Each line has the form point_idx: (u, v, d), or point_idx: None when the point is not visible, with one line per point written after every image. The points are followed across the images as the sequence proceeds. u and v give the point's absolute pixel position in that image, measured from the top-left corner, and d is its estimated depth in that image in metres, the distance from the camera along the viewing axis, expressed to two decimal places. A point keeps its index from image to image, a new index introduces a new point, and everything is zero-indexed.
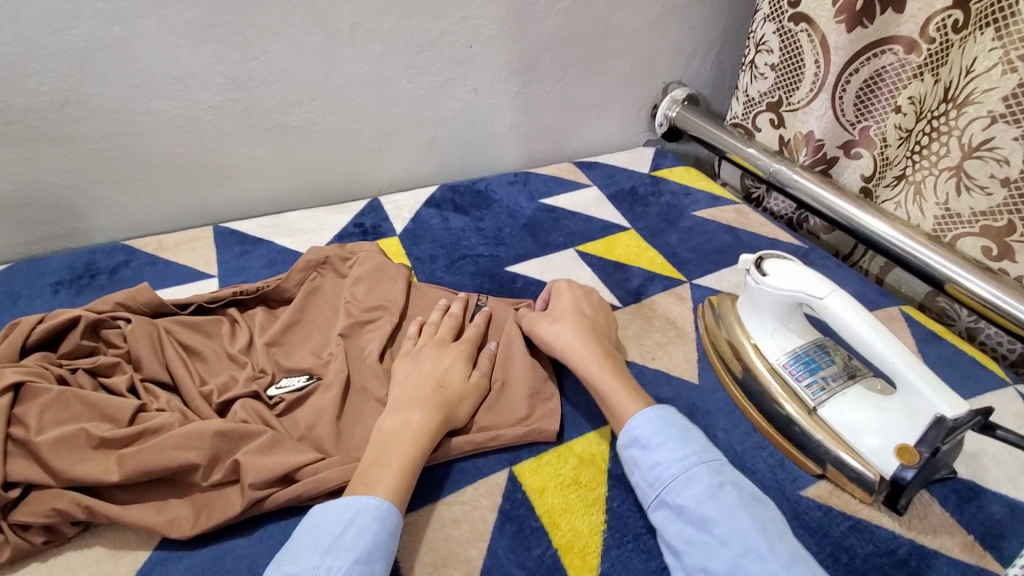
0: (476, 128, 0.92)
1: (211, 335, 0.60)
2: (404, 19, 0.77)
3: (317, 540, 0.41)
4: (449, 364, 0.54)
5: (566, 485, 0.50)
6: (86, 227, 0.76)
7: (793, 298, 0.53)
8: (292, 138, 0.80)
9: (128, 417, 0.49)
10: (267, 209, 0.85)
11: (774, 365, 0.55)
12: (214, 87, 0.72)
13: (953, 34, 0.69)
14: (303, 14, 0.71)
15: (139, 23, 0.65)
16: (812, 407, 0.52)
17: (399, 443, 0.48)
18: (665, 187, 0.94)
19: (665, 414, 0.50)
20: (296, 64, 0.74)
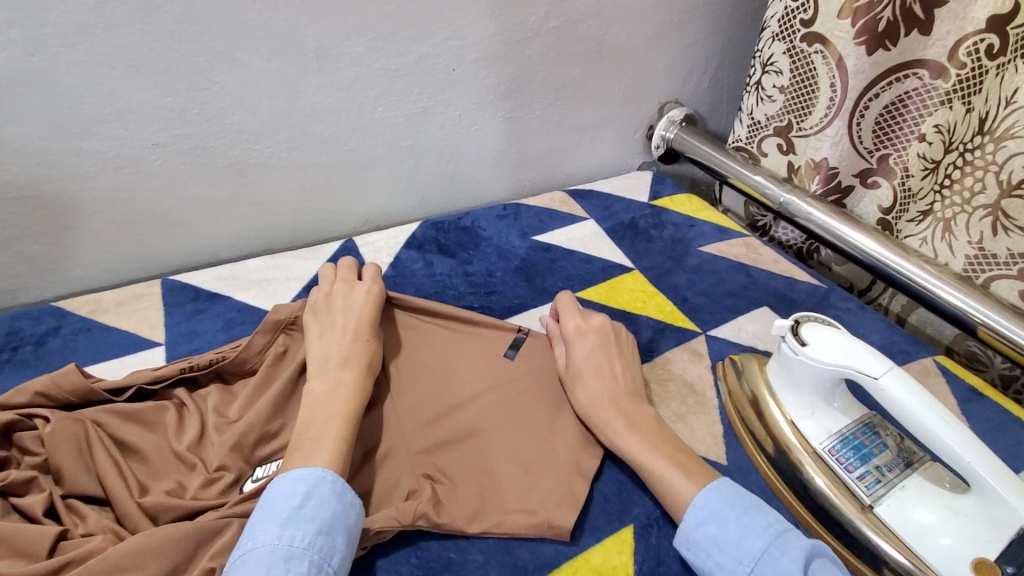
0: (461, 158, 0.84)
1: (154, 426, 0.50)
2: (378, 40, 0.68)
3: (274, 513, 0.40)
4: (365, 316, 0.56)
5: None
6: (8, 286, 0.65)
7: (838, 374, 0.46)
8: (252, 176, 0.70)
9: (47, 548, 0.40)
10: (227, 253, 0.75)
11: (820, 450, 0.48)
12: (157, 122, 0.62)
13: (988, 61, 0.63)
14: (261, 38, 0.62)
15: (63, 53, 0.55)
16: (868, 503, 0.45)
17: (336, 400, 0.48)
18: (668, 218, 0.86)
19: (729, 482, 0.47)
20: (255, 94, 0.65)
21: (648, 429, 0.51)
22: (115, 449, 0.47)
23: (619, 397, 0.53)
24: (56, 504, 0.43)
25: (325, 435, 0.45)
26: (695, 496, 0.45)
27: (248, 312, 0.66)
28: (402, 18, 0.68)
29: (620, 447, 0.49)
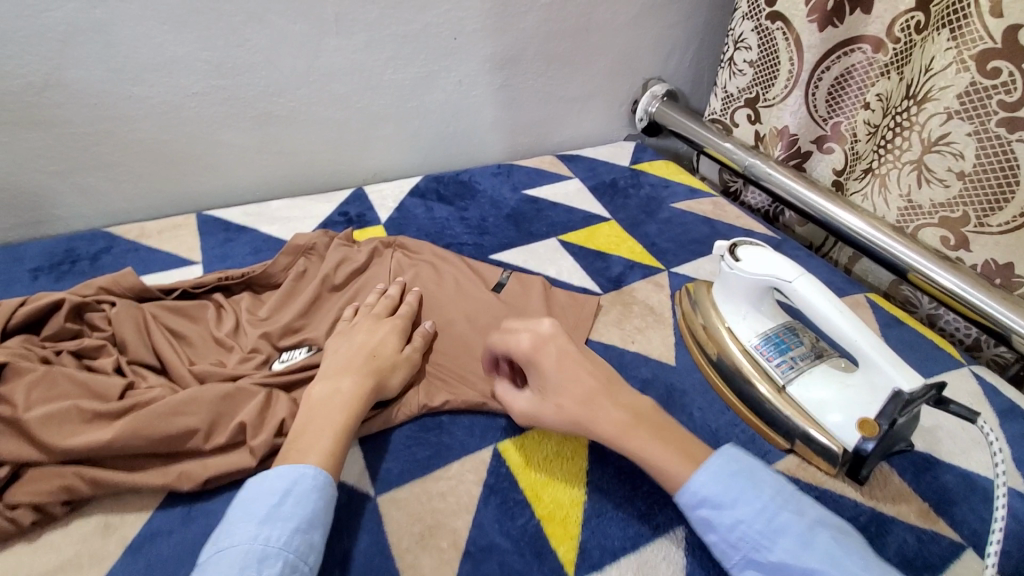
0: (460, 121, 0.93)
1: (197, 319, 0.60)
2: (388, 9, 0.78)
3: (251, 511, 0.41)
4: (381, 337, 0.55)
5: (549, 460, 0.51)
6: (64, 214, 0.75)
7: (763, 282, 0.56)
8: (276, 127, 0.80)
9: (118, 392, 0.49)
10: (253, 198, 0.85)
11: (747, 348, 0.58)
12: (197, 73, 0.72)
13: (916, 35, 0.73)
14: (288, 3, 0.72)
15: (122, 8, 0.65)
16: (782, 385, 0.55)
17: (329, 409, 0.48)
18: (645, 180, 0.96)
19: (731, 460, 0.45)
20: (281, 52, 0.75)
21: (630, 399, 0.49)
22: (167, 333, 0.57)
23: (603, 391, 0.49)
24: (122, 367, 0.53)
25: (318, 445, 0.45)
26: (690, 480, 0.44)
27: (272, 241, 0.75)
28: None
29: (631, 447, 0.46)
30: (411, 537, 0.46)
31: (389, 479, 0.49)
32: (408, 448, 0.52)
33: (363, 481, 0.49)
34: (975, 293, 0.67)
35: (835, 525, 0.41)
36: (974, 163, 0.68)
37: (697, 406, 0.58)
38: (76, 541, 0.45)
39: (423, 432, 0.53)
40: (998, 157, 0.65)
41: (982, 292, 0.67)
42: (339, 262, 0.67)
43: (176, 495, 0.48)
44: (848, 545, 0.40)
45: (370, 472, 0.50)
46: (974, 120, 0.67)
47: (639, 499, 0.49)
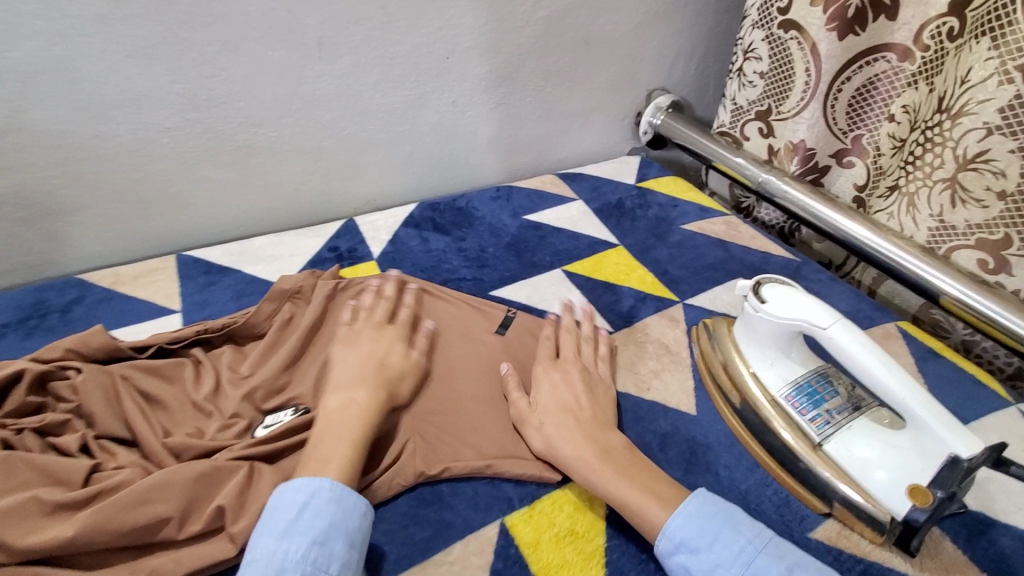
0: (456, 142, 0.88)
1: (174, 380, 0.55)
2: (375, 30, 0.73)
3: (271, 525, 0.41)
4: (386, 345, 0.55)
5: (562, 537, 0.46)
6: (36, 261, 0.70)
7: (793, 326, 0.51)
8: (259, 159, 0.75)
9: (83, 477, 0.45)
10: (237, 232, 0.80)
11: (778, 398, 0.52)
12: (171, 107, 0.67)
13: (948, 43, 0.68)
14: (267, 28, 0.67)
15: (86, 42, 0.60)
16: (819, 442, 0.49)
17: (346, 418, 0.48)
18: (652, 199, 0.91)
19: (705, 503, 0.45)
20: (261, 81, 0.70)
21: (616, 444, 0.49)
22: (140, 399, 0.52)
23: (585, 424, 0.50)
24: (89, 444, 0.48)
25: (333, 454, 0.45)
26: (666, 522, 0.44)
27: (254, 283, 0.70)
28: (397, 9, 0.73)
29: (597, 485, 0.47)
30: None
31: (385, 566, 0.44)
32: (405, 527, 0.47)
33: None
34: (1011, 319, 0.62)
35: (815, 567, 0.41)
36: (1018, 183, 0.63)
37: (722, 464, 0.52)
38: None
39: (423, 507, 0.48)
40: None
41: (1023, 320, 0.62)
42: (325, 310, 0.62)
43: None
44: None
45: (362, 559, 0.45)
46: (1017, 137, 0.62)
47: None
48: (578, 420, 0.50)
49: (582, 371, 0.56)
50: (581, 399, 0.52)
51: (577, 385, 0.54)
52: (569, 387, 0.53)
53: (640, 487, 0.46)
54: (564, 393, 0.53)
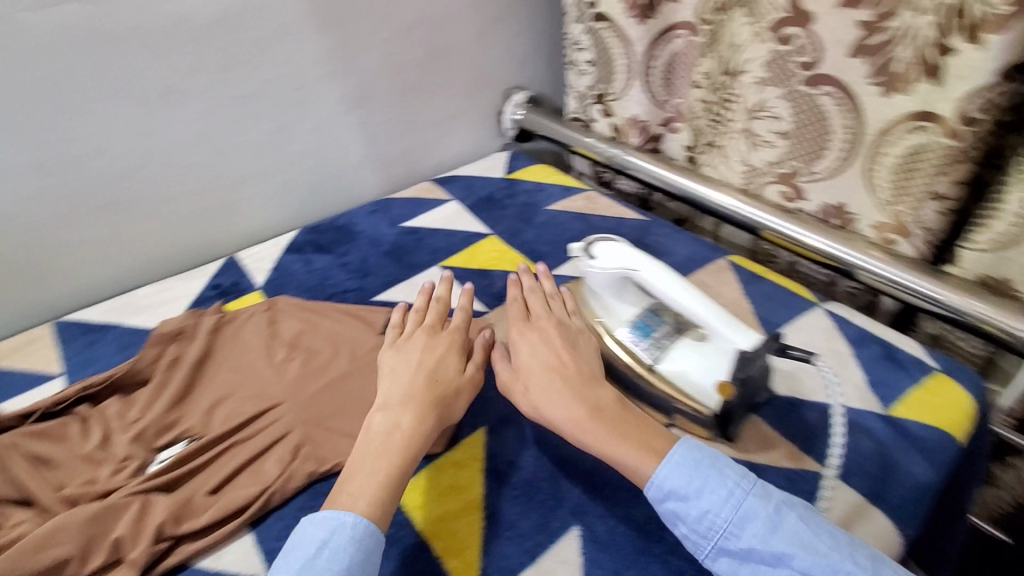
0: (327, 166, 0.93)
1: (64, 437, 0.57)
2: (209, 70, 0.75)
3: (292, 562, 0.43)
4: (440, 356, 0.57)
5: (443, 493, 0.53)
6: None
7: (620, 275, 0.60)
8: (126, 211, 0.77)
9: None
10: (112, 288, 0.81)
11: (617, 340, 0.60)
12: (22, 177, 0.68)
13: (721, 15, 0.77)
14: (107, 86, 0.69)
15: None
16: (653, 364, 0.57)
17: (388, 446, 0.49)
18: (520, 187, 0.99)
19: (691, 452, 0.48)
20: (112, 137, 0.72)
21: (606, 400, 0.53)
22: (30, 462, 0.54)
23: (568, 386, 0.53)
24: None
25: (378, 471, 0.48)
26: (654, 471, 0.48)
27: (136, 334, 0.72)
28: (239, 52, 0.76)
29: (585, 437, 0.50)
30: None
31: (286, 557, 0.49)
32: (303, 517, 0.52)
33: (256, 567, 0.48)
34: (811, 237, 0.75)
35: (801, 503, 0.46)
36: (793, 123, 0.75)
37: None
38: None
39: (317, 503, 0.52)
40: (811, 114, 0.72)
41: (816, 235, 0.75)
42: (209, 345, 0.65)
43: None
44: (817, 525, 0.44)
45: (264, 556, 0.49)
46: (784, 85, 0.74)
47: (534, 511, 0.52)
48: (563, 381, 0.53)
49: (563, 329, 0.59)
50: (567, 355, 0.56)
51: (556, 343, 0.57)
52: (552, 347, 0.57)
53: (625, 436, 0.50)
54: (541, 351, 0.57)
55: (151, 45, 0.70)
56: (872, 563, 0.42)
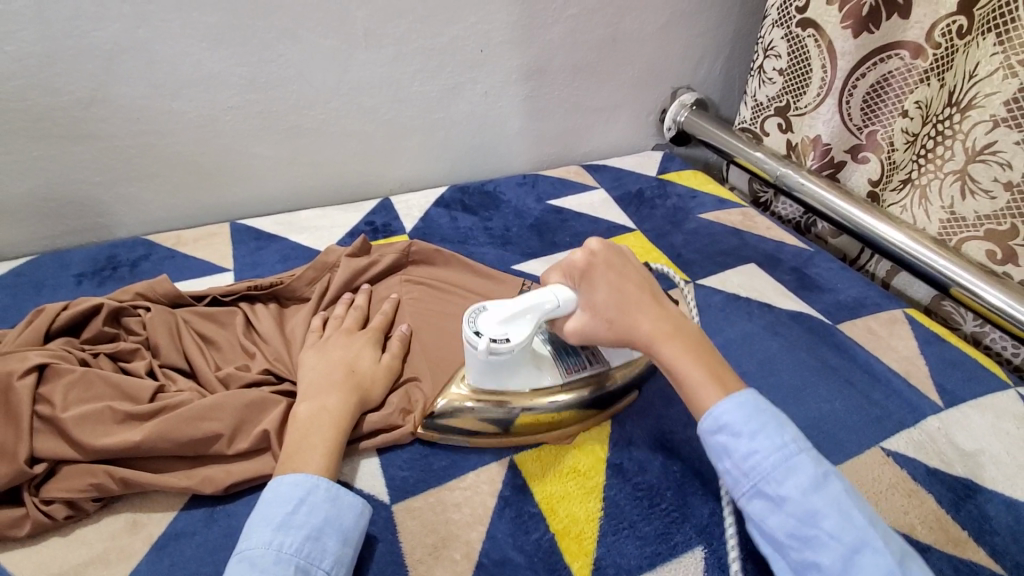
0: (638, 165, 0.94)
1: (227, 325, 0.57)
2: (587, 48, 0.86)
3: (268, 513, 0.39)
4: (357, 351, 0.51)
5: (565, 473, 0.46)
6: (241, 193, 0.76)
7: (534, 332, 0.46)
8: (466, 139, 0.85)
9: (149, 395, 0.46)
10: (406, 189, 0.86)
11: (563, 378, 0.48)
12: (425, 88, 0.78)
13: None
14: (515, 36, 0.79)
15: (393, 26, 0.71)
16: (562, 373, 0.48)
17: (318, 428, 0.44)
18: (853, 265, 0.80)
19: (753, 398, 0.40)
20: (495, 75, 0.81)
21: (698, 346, 0.43)
22: (197, 338, 0.54)
23: (647, 294, 0.46)
24: (155, 369, 0.50)
25: (308, 464, 0.42)
26: (719, 402, 0.40)
27: (395, 218, 0.78)
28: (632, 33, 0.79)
29: (663, 350, 0.43)
30: (423, 547, 0.41)
31: (404, 487, 0.45)
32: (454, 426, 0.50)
33: (378, 489, 0.45)
34: None
35: (848, 481, 0.39)
36: None
37: None
38: (104, 537, 0.42)
39: (440, 441, 0.48)
40: None
41: None
42: (405, 254, 0.64)
43: (201, 496, 0.45)
44: (860, 501, 0.38)
45: (385, 479, 0.46)
46: None
47: None
48: (640, 293, 0.45)
49: (624, 245, 0.50)
50: (635, 268, 0.47)
51: (626, 259, 0.48)
52: (623, 258, 0.47)
53: (701, 360, 0.42)
54: (617, 273, 0.46)
55: (555, 17, 0.80)
56: (907, 561, 0.35)
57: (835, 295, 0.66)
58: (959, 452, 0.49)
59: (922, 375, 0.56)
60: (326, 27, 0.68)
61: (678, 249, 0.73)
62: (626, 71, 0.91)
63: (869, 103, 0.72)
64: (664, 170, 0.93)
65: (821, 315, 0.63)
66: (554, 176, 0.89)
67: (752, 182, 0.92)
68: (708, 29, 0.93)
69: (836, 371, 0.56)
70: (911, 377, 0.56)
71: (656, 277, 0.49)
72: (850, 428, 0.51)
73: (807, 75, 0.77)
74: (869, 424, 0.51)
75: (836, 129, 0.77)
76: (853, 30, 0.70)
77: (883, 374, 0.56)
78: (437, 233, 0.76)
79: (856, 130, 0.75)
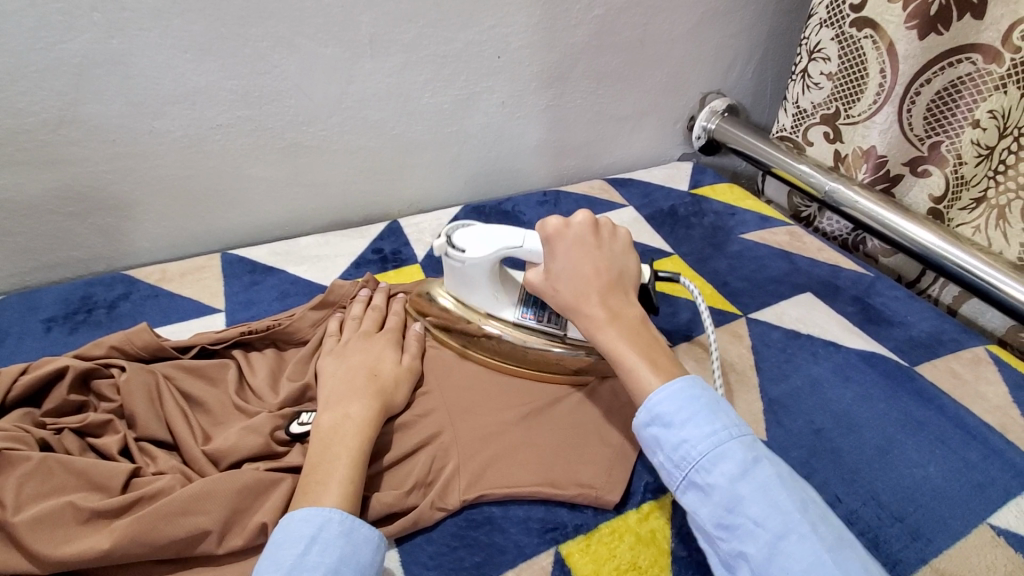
0: (666, 177, 0.86)
1: (218, 381, 0.49)
2: (613, 52, 0.78)
3: (277, 559, 0.33)
4: (378, 352, 0.48)
5: (623, 571, 0.38)
6: (233, 218, 0.68)
7: (495, 260, 0.48)
8: (480, 154, 0.78)
9: (121, 484, 0.38)
10: (416, 210, 0.78)
11: (516, 320, 0.50)
12: (435, 100, 0.70)
13: None
14: (536, 39, 0.71)
15: (402, 33, 0.63)
16: (562, 334, 0.50)
17: (343, 437, 0.40)
18: (917, 288, 0.72)
19: (690, 387, 0.37)
20: (514, 84, 0.74)
21: (642, 338, 0.41)
22: (182, 401, 0.46)
23: (599, 281, 0.43)
24: (130, 447, 0.42)
25: (332, 476, 0.37)
26: (654, 395, 0.38)
27: (405, 244, 0.70)
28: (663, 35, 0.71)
29: (599, 340, 0.42)
30: None
31: None
32: (485, 506, 0.42)
33: None
34: None
35: (788, 466, 0.36)
36: None
37: None
38: None
39: (472, 529, 0.41)
40: None
41: None
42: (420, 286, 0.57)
43: None
44: (791, 484, 0.35)
45: None
46: None
47: None
48: (595, 281, 0.43)
49: (591, 219, 0.45)
50: (598, 252, 0.44)
51: (587, 241, 0.44)
52: (586, 241, 0.44)
53: (640, 350, 0.40)
54: (578, 257, 0.44)
55: (580, 18, 0.72)
56: (838, 547, 0.32)
57: (907, 329, 0.58)
58: None
59: (1019, 429, 0.49)
60: (328, 35, 0.60)
61: (723, 277, 0.66)
62: (654, 76, 0.83)
63: (935, 111, 0.65)
64: (696, 183, 0.85)
65: (895, 355, 0.55)
66: (577, 192, 0.81)
67: (792, 195, 0.84)
68: (741, 29, 0.85)
69: (924, 426, 0.49)
70: (1009, 432, 0.49)
71: (629, 259, 0.46)
72: (952, 500, 0.44)
73: (861, 82, 0.69)
74: (972, 494, 0.44)
75: (894, 139, 0.69)
76: (919, 31, 0.62)
77: (977, 429, 0.48)
78: None
79: (917, 141, 0.68)
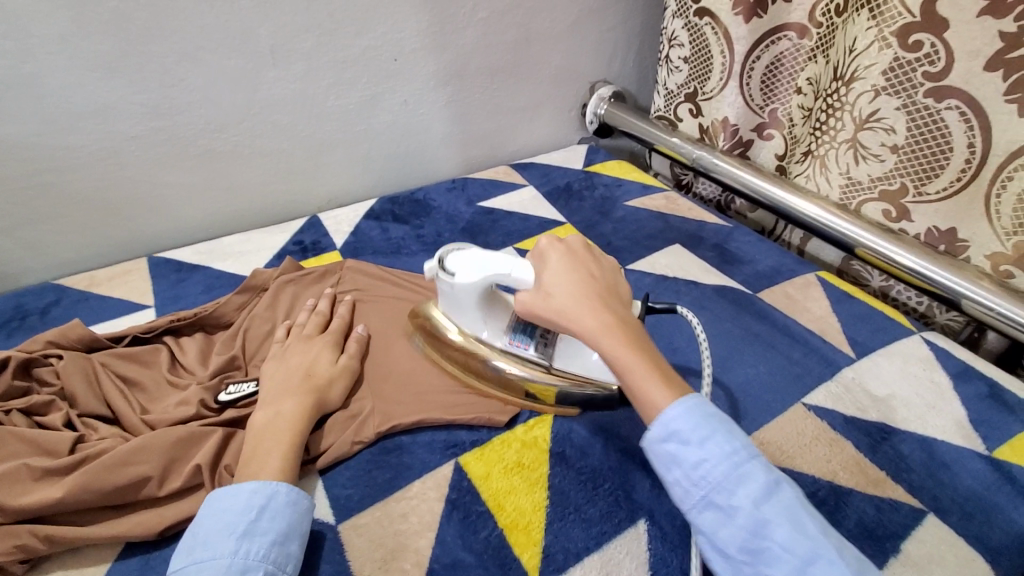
0: (564, 159, 0.96)
1: (151, 363, 0.55)
2: (502, 49, 0.87)
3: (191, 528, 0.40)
4: (314, 355, 0.51)
5: (510, 468, 0.47)
6: (156, 224, 0.73)
7: (485, 285, 0.49)
8: (390, 149, 0.85)
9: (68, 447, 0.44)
10: (334, 205, 0.85)
11: (505, 344, 0.51)
12: (340, 102, 0.77)
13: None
14: (428, 42, 0.79)
15: (300, 44, 0.70)
16: (549, 364, 0.50)
17: (275, 433, 0.44)
18: (774, 235, 0.84)
19: (701, 405, 0.39)
20: (413, 83, 0.81)
21: (643, 344, 0.43)
22: (118, 381, 0.52)
23: (592, 290, 0.45)
24: (73, 420, 0.48)
25: (265, 466, 0.42)
26: (666, 403, 0.39)
27: (325, 235, 0.77)
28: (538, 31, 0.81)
29: (601, 345, 0.42)
30: (372, 563, 0.41)
31: (349, 506, 0.44)
32: (395, 436, 0.50)
33: (322, 510, 0.44)
34: None
35: (802, 487, 0.38)
36: None
37: None
38: None
39: (384, 454, 0.48)
40: None
41: None
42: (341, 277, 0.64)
43: (136, 543, 0.43)
44: (809, 505, 0.36)
45: (329, 501, 0.45)
46: None
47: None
48: (591, 286, 0.45)
49: (583, 241, 0.50)
50: (591, 268, 0.47)
51: (581, 259, 0.47)
52: (578, 259, 0.47)
53: (644, 359, 0.41)
54: (570, 267, 0.46)
55: (466, 21, 0.81)
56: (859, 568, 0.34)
57: (755, 265, 0.70)
58: (871, 398, 0.53)
59: (835, 331, 0.60)
60: (229, 48, 0.66)
61: (608, 238, 0.76)
62: (543, 69, 0.93)
63: (767, 82, 0.77)
64: (590, 162, 0.95)
65: (742, 287, 0.66)
66: (483, 178, 0.89)
67: (673, 166, 0.96)
68: (616, 23, 0.96)
69: (759, 337, 0.59)
70: (827, 335, 0.60)
71: (618, 277, 0.48)
72: (775, 388, 0.54)
73: (709, 62, 0.81)
74: (791, 382, 0.55)
75: (741, 110, 0.81)
76: (744, 15, 0.74)
77: (800, 334, 0.60)
78: (370, 246, 0.75)
79: (758, 110, 0.79)
